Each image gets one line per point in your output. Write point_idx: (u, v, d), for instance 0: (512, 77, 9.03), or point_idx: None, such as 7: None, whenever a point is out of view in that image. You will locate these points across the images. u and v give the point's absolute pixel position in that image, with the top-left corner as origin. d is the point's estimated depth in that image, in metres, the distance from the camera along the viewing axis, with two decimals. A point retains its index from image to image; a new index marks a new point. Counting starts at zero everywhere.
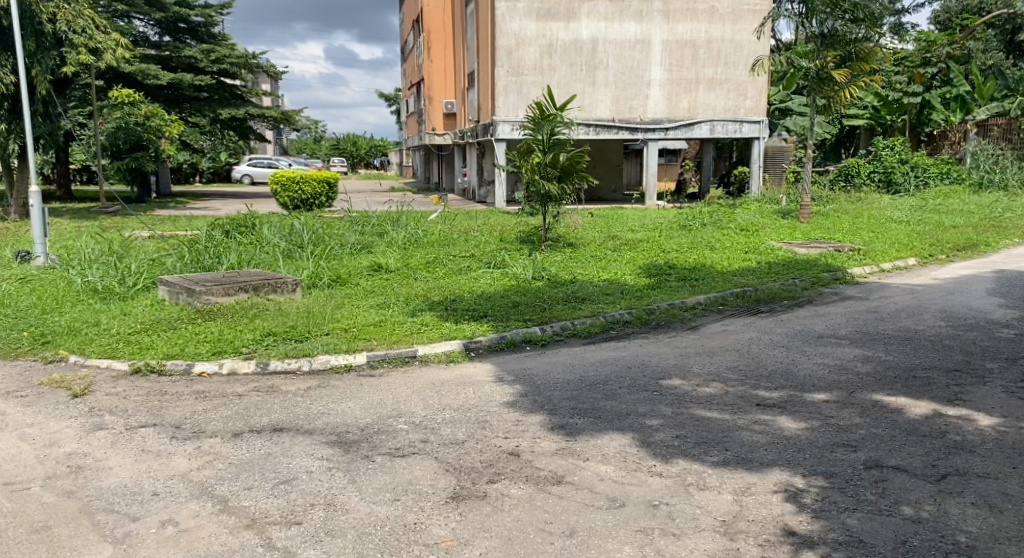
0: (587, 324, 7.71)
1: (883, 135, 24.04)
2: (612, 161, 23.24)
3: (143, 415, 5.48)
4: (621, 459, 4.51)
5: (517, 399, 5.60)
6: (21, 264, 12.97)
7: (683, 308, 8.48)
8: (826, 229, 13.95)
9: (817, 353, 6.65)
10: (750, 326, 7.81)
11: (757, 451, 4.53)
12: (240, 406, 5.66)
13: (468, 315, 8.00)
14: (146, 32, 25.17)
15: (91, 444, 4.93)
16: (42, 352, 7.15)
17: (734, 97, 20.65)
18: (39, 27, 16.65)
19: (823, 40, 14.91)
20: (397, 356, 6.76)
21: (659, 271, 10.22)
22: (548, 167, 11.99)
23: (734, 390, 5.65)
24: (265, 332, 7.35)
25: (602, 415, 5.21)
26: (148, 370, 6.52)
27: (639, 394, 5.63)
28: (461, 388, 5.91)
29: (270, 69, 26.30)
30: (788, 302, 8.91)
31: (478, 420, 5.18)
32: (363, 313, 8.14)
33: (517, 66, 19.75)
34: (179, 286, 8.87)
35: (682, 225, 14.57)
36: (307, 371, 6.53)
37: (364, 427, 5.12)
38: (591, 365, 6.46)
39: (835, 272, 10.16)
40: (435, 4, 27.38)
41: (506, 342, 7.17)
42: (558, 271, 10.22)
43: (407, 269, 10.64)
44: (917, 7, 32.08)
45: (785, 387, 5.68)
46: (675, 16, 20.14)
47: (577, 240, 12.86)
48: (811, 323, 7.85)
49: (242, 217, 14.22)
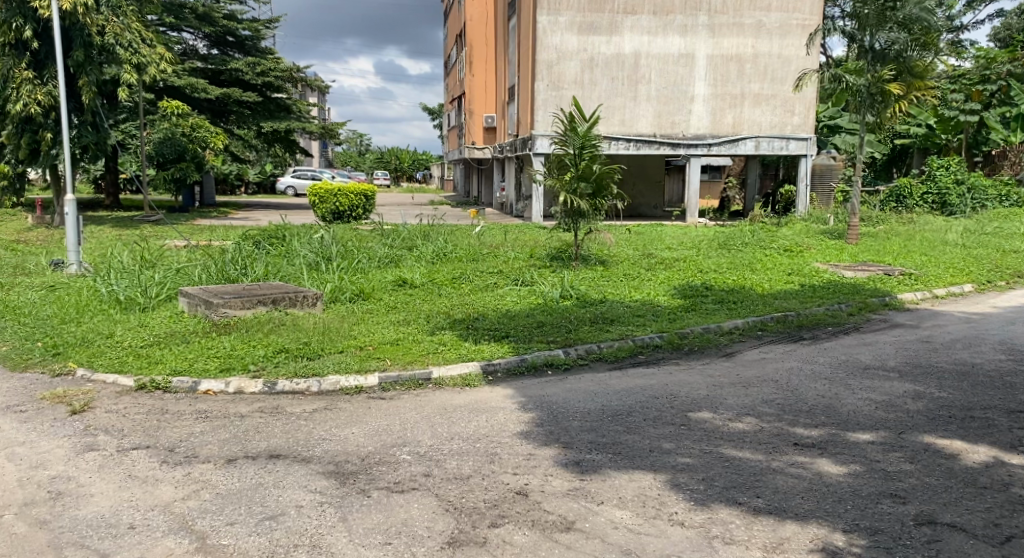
0: (615, 347, 7.29)
1: (937, 154, 23.34)
2: (653, 177, 22.75)
3: (138, 436, 5.22)
4: (640, 503, 4.07)
5: (532, 429, 5.20)
6: (55, 271, 13.03)
7: (719, 334, 7.99)
8: (876, 251, 13.27)
9: (864, 388, 6.10)
10: (790, 355, 7.29)
11: (792, 499, 4.05)
12: (240, 428, 5.37)
13: (489, 335, 7.63)
14: (196, 44, 25.55)
15: (77, 467, 4.67)
16: (52, 364, 6.99)
17: (782, 113, 20.06)
18: (88, 40, 16.89)
19: (872, 56, 14.43)
20: (410, 378, 6.42)
21: (696, 292, 9.75)
22: (582, 182, 11.62)
23: (768, 427, 5.17)
24: (277, 348, 7.06)
25: (623, 451, 4.77)
26: (153, 386, 6.28)
27: (664, 428, 5.18)
28: (473, 415, 5.53)
29: (314, 82, 26.40)
30: (833, 329, 8.35)
31: (487, 453, 4.80)
32: (381, 331, 7.81)
33: (557, 80, 19.49)
34: (198, 298, 8.66)
35: (723, 244, 14.04)
36: (316, 391, 6.22)
37: (364, 457, 4.77)
38: (616, 394, 6.01)
39: (884, 297, 9.60)
40: (478, 18, 27.31)
41: (526, 365, 6.78)
42: (587, 290, 9.81)
43: (432, 284, 10.35)
44: (977, 24, 31.26)
45: (826, 425, 5.18)
46: (720, 30, 19.65)
47: (610, 258, 12.39)
48: (858, 353, 7.30)
49: (273, 229, 14.08)
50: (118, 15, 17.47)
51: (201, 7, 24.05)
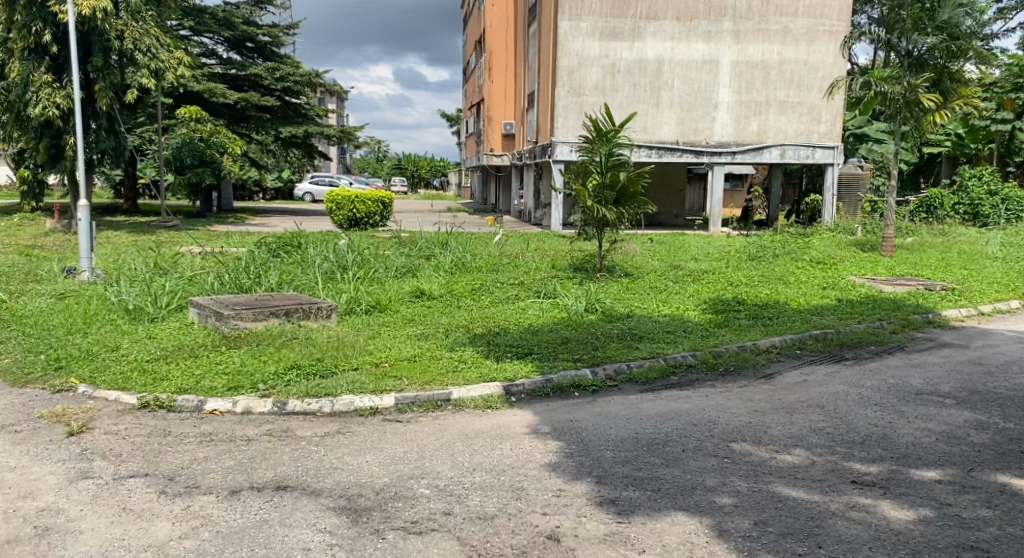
0: (646, 367, 6.84)
1: (967, 163, 22.78)
2: (675, 185, 22.25)
3: (136, 462, 4.84)
4: (686, 553, 3.66)
5: (562, 461, 4.77)
6: (67, 278, 12.75)
7: (755, 352, 7.52)
8: (912, 264, 12.74)
9: (920, 416, 5.63)
10: (834, 377, 6.80)
11: (859, 551, 3.62)
12: (246, 455, 4.98)
13: (512, 352, 7.22)
14: (216, 48, 25.31)
15: (69, 498, 4.29)
16: (53, 379, 6.63)
17: (808, 121, 19.55)
18: (107, 45, 16.78)
19: (910, 63, 13.88)
20: (428, 399, 6.01)
21: (728, 307, 9.28)
22: (607, 190, 11.18)
23: (821, 461, 4.73)
24: (288, 364, 6.68)
25: (663, 487, 4.34)
26: (156, 405, 5.92)
27: (706, 461, 4.75)
28: (497, 442, 5.12)
29: (333, 87, 26.17)
30: (876, 348, 7.86)
31: (513, 488, 4.38)
32: (398, 346, 7.43)
33: (578, 86, 19.06)
34: (209, 309, 8.31)
35: (752, 255, 13.54)
36: (328, 413, 5.83)
37: (379, 490, 4.38)
38: (650, 420, 5.57)
39: (927, 313, 9.11)
40: (498, 24, 26.94)
41: (552, 387, 6.36)
42: (614, 303, 9.39)
43: (451, 296, 9.97)
44: (1008, 32, 30.57)
45: (885, 461, 4.72)
46: (745, 36, 19.18)
47: (635, 270, 11.94)
48: (907, 375, 6.82)
49: (288, 235, 13.73)
50: (136, 20, 17.28)
51: (220, 12, 23.92)
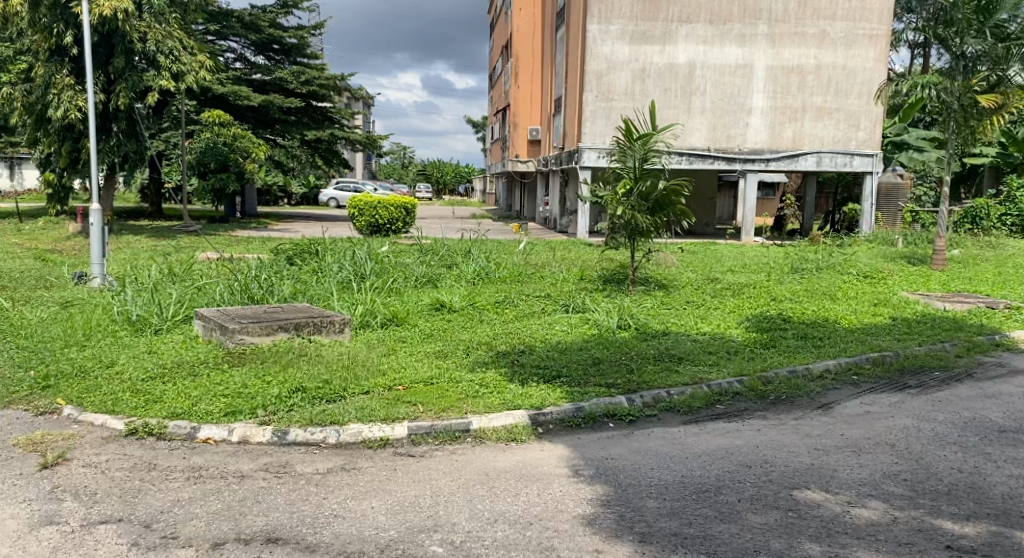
0: (687, 395, 6.13)
1: (1014, 172, 21.74)
2: (707, 193, 21.45)
3: (111, 504, 4.24)
4: None
5: (598, 512, 4.10)
6: (77, 285, 12.28)
7: (808, 378, 6.78)
8: (968, 279, 11.87)
9: (1009, 460, 4.87)
10: (900, 409, 6.05)
11: None
12: (236, 496, 4.36)
13: (538, 374, 6.53)
14: (242, 52, 24.93)
15: (26, 551, 3.72)
16: (38, 399, 6.08)
17: (846, 128, 18.70)
18: (130, 47, 16.30)
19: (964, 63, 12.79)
20: (445, 430, 5.36)
21: (774, 325, 8.53)
22: (639, 198, 10.48)
23: (904, 517, 4.02)
24: (293, 386, 6.06)
25: (719, 550, 3.66)
26: (145, 432, 5.33)
27: (768, 515, 4.05)
28: (521, 486, 4.46)
29: (357, 92, 25.70)
30: (941, 375, 7.08)
31: (543, 547, 3.73)
32: (413, 366, 6.78)
33: (607, 92, 18.35)
34: (213, 322, 7.75)
35: (793, 267, 12.74)
36: (333, 444, 5.21)
37: (384, 547, 3.74)
38: (697, 460, 4.86)
39: (993, 335, 8.30)
40: (525, 28, 26.40)
41: (583, 416, 5.68)
42: (649, 320, 8.69)
43: (473, 309, 9.33)
44: None
45: (981, 519, 3.99)
46: (782, 40, 18.41)
47: (670, 283, 11.21)
48: (983, 408, 6.05)
49: (306, 242, 13.13)
50: (159, 22, 16.88)
51: (247, 15, 23.52)
